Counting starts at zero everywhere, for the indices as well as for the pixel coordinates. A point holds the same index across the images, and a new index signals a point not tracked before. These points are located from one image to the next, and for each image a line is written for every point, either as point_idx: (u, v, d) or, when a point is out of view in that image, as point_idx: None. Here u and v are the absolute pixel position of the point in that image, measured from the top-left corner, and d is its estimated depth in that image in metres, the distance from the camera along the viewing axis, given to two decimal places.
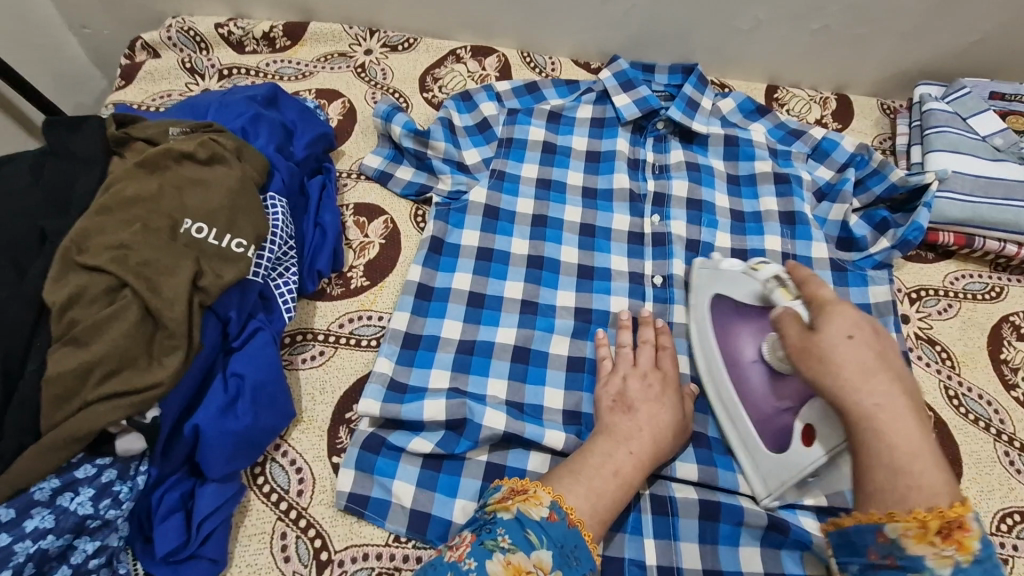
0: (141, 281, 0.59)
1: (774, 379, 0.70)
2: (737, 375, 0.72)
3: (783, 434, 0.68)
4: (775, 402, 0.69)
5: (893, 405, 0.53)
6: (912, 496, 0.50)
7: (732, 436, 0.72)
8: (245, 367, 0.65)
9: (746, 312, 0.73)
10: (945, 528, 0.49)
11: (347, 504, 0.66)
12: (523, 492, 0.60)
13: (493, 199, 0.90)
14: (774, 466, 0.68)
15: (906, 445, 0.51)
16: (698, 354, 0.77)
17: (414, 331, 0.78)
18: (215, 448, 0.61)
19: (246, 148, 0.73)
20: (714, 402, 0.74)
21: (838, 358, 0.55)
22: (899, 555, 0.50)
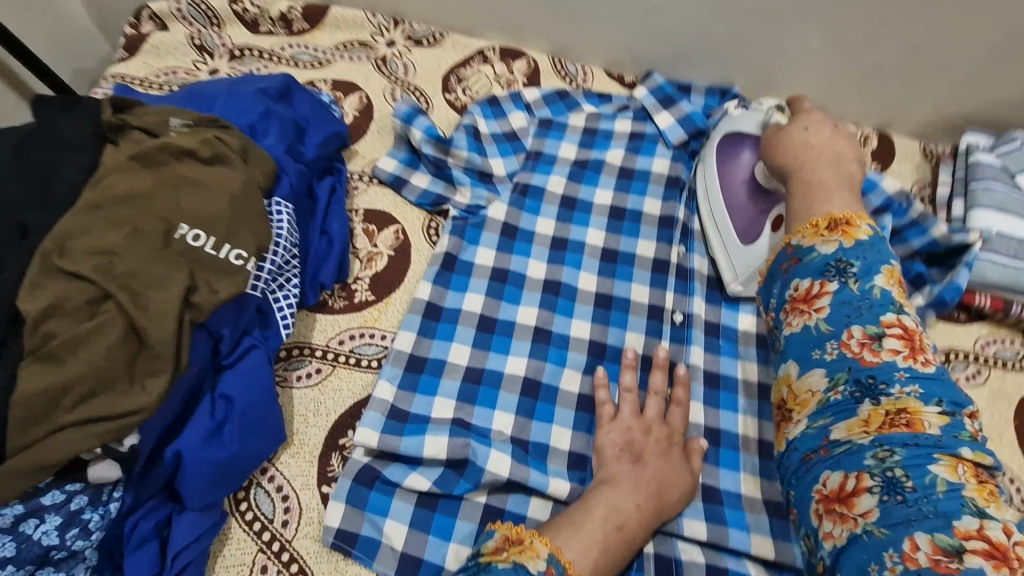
0: (127, 294, 0.54)
1: (759, 191, 0.81)
2: (727, 190, 0.83)
3: (758, 232, 0.79)
4: (755, 206, 0.81)
5: (823, 163, 0.70)
6: (814, 206, 0.67)
7: (715, 242, 0.84)
8: (235, 389, 0.60)
9: (745, 138, 0.84)
10: (834, 224, 0.64)
11: (335, 541, 0.62)
12: (518, 543, 0.56)
13: (512, 217, 0.85)
14: (745, 255, 0.80)
15: (816, 178, 0.69)
16: (700, 183, 0.88)
17: (418, 353, 0.74)
18: (195, 478, 0.56)
19: (252, 148, 0.67)
20: (704, 218, 0.86)
21: (792, 137, 0.72)
22: (798, 253, 0.64)
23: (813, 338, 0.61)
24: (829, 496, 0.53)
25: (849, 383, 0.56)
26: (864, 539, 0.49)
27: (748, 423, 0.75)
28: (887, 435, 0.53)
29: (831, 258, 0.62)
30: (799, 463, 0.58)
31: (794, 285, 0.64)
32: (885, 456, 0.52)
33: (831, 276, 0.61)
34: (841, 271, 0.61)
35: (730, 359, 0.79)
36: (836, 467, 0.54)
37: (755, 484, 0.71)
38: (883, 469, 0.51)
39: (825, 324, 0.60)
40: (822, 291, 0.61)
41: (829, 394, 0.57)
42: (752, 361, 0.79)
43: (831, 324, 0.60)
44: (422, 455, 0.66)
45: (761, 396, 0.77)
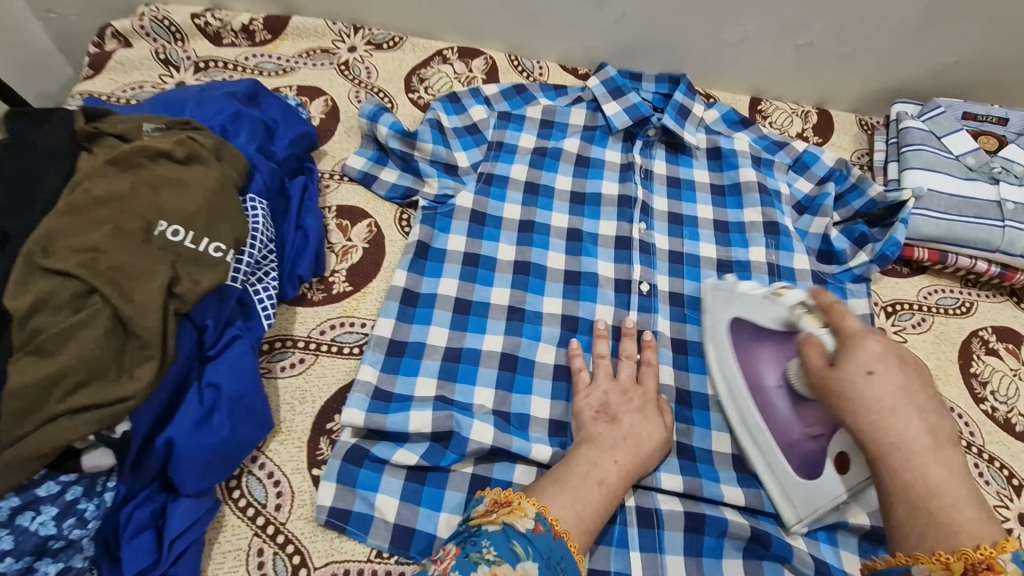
0: (113, 287, 0.56)
1: (803, 402, 0.70)
2: (760, 396, 0.73)
3: (815, 460, 0.69)
4: (801, 423, 0.70)
5: (919, 434, 0.52)
6: (948, 546, 0.47)
7: (761, 466, 0.72)
8: (222, 378, 0.62)
9: (765, 334, 0.75)
10: (970, 570, 0.46)
11: (328, 518, 0.64)
12: (507, 505, 0.59)
13: (480, 204, 0.88)
14: (804, 492, 0.68)
15: (933, 485, 0.50)
16: (719, 378, 0.77)
17: (398, 338, 0.76)
18: (189, 462, 0.58)
19: (225, 147, 0.69)
20: (735, 422, 0.75)
21: (859, 396, 0.55)
22: None
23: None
24: None
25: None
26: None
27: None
28: None
29: None
30: None
31: None
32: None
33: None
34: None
35: (696, 327, 0.84)
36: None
37: (726, 439, 0.76)
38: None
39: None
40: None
41: None
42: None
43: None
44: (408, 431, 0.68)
45: None
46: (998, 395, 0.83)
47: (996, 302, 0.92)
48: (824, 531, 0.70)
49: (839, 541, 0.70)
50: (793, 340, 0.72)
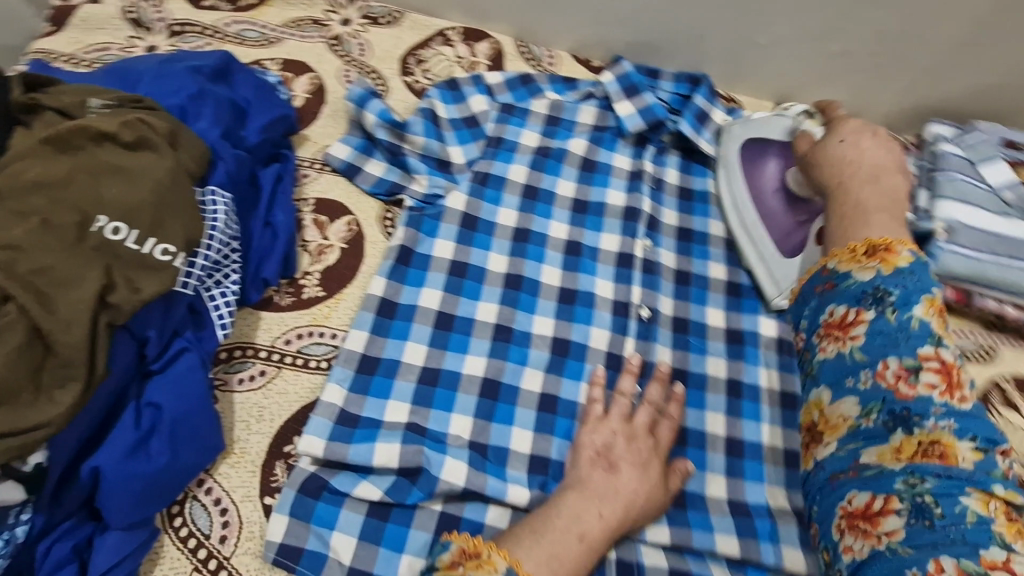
0: (30, 296, 0.48)
1: (792, 202, 0.82)
2: (759, 201, 0.83)
3: (796, 241, 0.80)
4: (790, 219, 0.81)
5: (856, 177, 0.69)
6: (854, 232, 0.63)
7: (752, 254, 0.82)
8: (164, 397, 0.55)
9: (770, 147, 0.85)
10: (871, 250, 0.60)
11: (277, 557, 0.58)
12: (475, 557, 0.52)
13: (472, 207, 0.81)
14: (790, 268, 0.79)
15: (867, 202, 0.65)
16: (726, 198, 0.86)
17: (371, 353, 0.70)
18: (118, 494, 0.52)
19: (182, 132, 0.61)
20: (734, 225, 0.84)
21: (830, 153, 0.71)
22: (835, 279, 0.61)
23: (847, 365, 0.57)
24: (853, 512, 0.51)
25: (883, 412, 0.53)
26: (885, 556, 0.47)
27: (715, 421, 0.73)
28: (920, 464, 0.50)
29: (869, 286, 0.58)
30: (826, 482, 0.54)
31: (829, 312, 0.60)
32: (916, 483, 0.49)
33: (867, 303, 0.58)
34: (878, 300, 0.57)
35: (699, 356, 0.77)
36: (865, 488, 0.52)
37: (721, 483, 0.70)
38: (912, 494, 0.49)
39: (859, 352, 0.56)
40: (857, 317, 0.58)
41: (859, 422, 0.54)
42: (720, 357, 0.77)
43: (866, 353, 0.56)
44: (373, 463, 0.62)
45: (730, 393, 0.75)
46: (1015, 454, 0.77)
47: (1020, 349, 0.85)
48: None
49: None
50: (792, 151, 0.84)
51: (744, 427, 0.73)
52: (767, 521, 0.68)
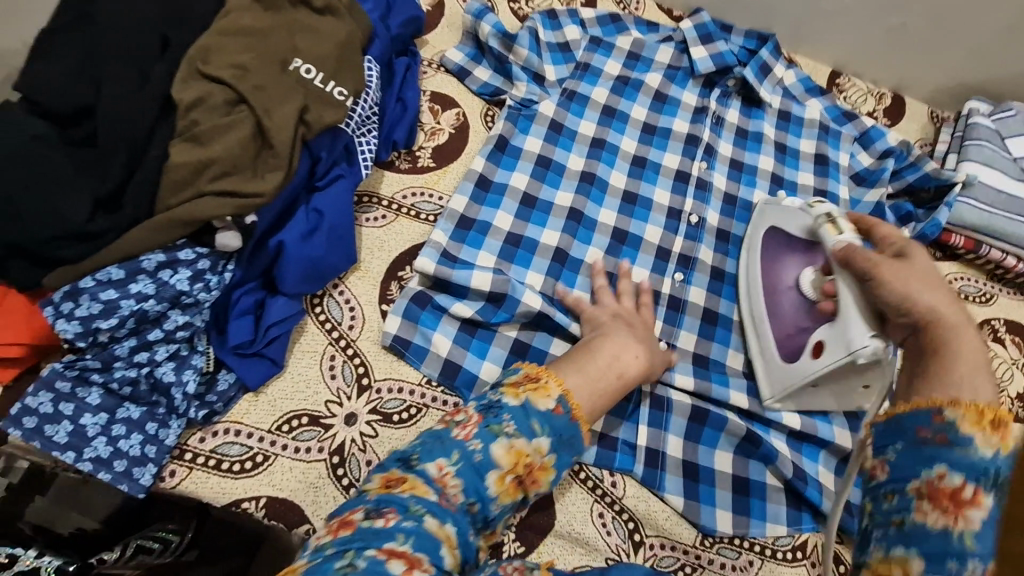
0: (257, 101, 0.65)
1: (803, 301, 0.79)
2: (770, 296, 0.82)
3: (795, 347, 0.78)
4: (797, 320, 0.79)
5: (927, 284, 0.57)
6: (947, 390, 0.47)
7: (754, 347, 0.83)
8: (326, 206, 0.72)
9: (793, 243, 0.82)
10: (996, 418, 0.45)
11: (392, 342, 0.75)
12: (535, 380, 0.60)
13: (559, 115, 0.95)
14: (781, 373, 0.78)
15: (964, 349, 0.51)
16: (744, 282, 0.87)
17: (469, 215, 0.85)
18: (293, 267, 0.69)
19: (357, 7, 0.76)
20: (744, 313, 0.85)
21: (917, 267, 0.60)
22: (952, 433, 0.45)
23: (950, 547, 0.41)
24: None
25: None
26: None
27: None
28: None
29: (993, 464, 0.44)
30: None
31: (935, 470, 0.44)
32: None
33: (987, 483, 0.43)
34: (995, 484, 0.43)
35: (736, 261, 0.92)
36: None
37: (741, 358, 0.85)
38: None
39: (971, 539, 0.42)
40: (975, 496, 0.43)
41: None
42: None
43: (977, 542, 0.41)
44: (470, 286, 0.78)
45: None
46: (994, 376, 0.90)
47: (1016, 299, 0.98)
48: (808, 448, 0.80)
49: (819, 459, 0.80)
50: (817, 248, 0.79)
51: None
52: None
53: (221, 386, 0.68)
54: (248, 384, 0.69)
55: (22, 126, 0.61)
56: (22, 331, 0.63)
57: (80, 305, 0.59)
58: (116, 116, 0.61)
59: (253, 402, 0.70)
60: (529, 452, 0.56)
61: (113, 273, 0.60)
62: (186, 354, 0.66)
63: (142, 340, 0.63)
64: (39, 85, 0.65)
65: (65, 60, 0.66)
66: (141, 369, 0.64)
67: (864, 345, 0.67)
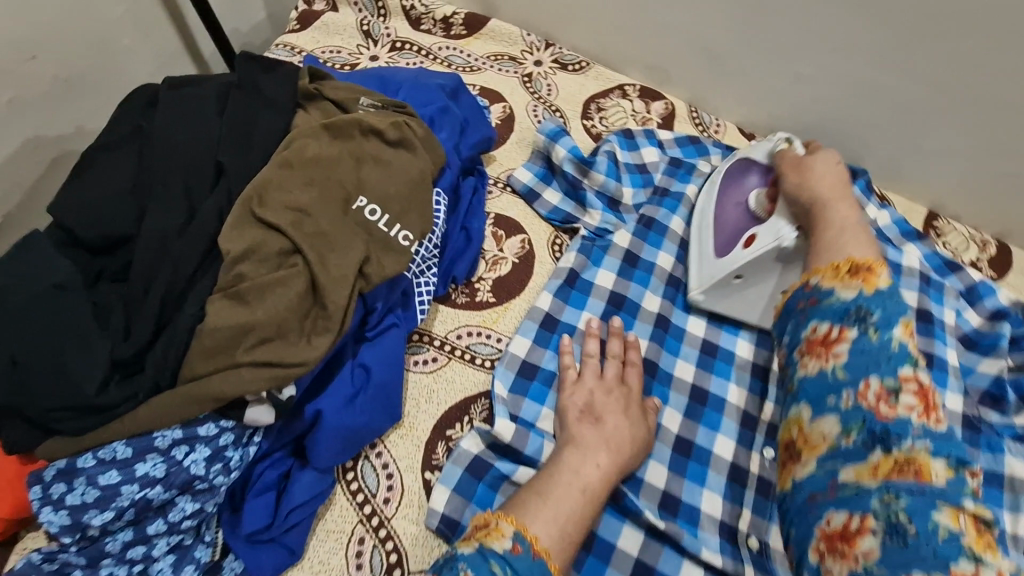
0: (314, 253, 0.56)
1: (747, 215, 0.79)
2: (719, 207, 0.83)
3: (730, 247, 0.79)
4: (739, 227, 0.79)
5: (829, 188, 0.68)
6: (833, 255, 0.58)
7: (693, 252, 0.84)
8: (374, 362, 0.62)
9: (752, 166, 0.81)
10: (854, 270, 0.53)
11: (438, 525, 0.62)
12: (484, 527, 0.54)
13: (636, 246, 0.85)
14: (712, 266, 0.80)
15: (846, 221, 0.64)
16: (699, 205, 0.88)
17: (531, 360, 0.75)
18: (330, 438, 0.58)
19: (433, 138, 0.69)
20: (694, 227, 0.86)
21: (813, 177, 0.69)
22: (817, 294, 0.54)
23: (826, 382, 0.49)
24: (831, 533, 0.44)
25: (864, 433, 0.46)
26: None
27: None
28: (895, 481, 0.43)
29: (851, 303, 0.51)
30: (803, 502, 0.47)
31: (810, 327, 0.53)
32: (891, 502, 0.43)
33: (849, 320, 0.50)
34: (860, 318, 0.50)
35: None
36: (842, 506, 0.45)
37: None
38: (884, 512, 0.42)
39: (841, 370, 0.49)
40: (841, 334, 0.50)
41: (840, 441, 0.47)
42: None
43: (847, 370, 0.48)
44: (540, 459, 0.67)
45: None
46: None
47: None
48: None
49: None
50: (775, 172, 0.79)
51: None
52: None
53: None
54: None
55: (47, 269, 0.54)
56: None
57: (73, 490, 0.50)
58: (156, 262, 0.55)
59: None
60: None
61: (119, 450, 0.51)
62: (190, 543, 0.54)
63: (140, 533, 0.52)
64: (71, 208, 0.58)
65: (108, 184, 0.60)
66: (133, 566, 0.52)
67: (788, 230, 0.72)
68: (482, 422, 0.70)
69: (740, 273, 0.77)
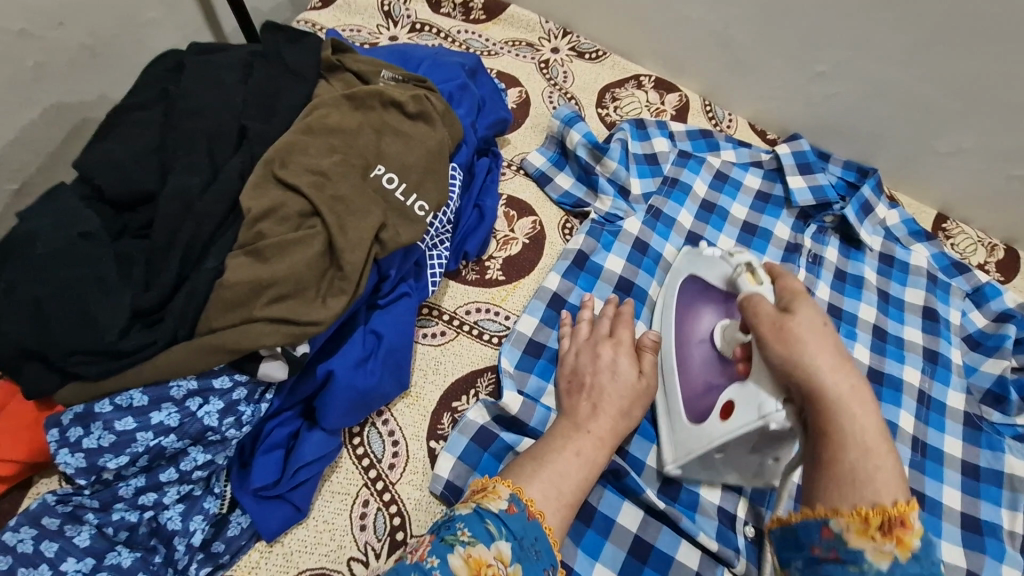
0: (333, 217, 0.57)
1: (715, 356, 0.68)
2: (682, 347, 0.71)
3: (704, 407, 0.67)
4: (712, 374, 0.68)
5: (817, 344, 0.51)
6: (841, 498, 0.47)
7: (660, 404, 0.71)
8: (385, 329, 0.63)
9: (709, 291, 0.71)
10: (885, 524, 0.45)
11: (442, 491, 0.64)
12: (480, 491, 0.57)
13: (644, 235, 0.86)
14: (687, 436, 0.67)
15: (851, 428, 0.48)
16: (657, 338, 0.75)
17: (539, 338, 0.75)
18: (338, 401, 0.59)
19: (451, 113, 0.70)
20: (656, 370, 0.73)
21: (800, 341, 0.52)
22: (840, 551, 0.46)
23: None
24: None
25: None
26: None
27: (951, 495, 0.77)
28: None
29: None
30: None
31: None
32: None
33: None
34: None
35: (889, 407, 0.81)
36: None
37: None
38: None
39: None
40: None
41: None
42: (910, 413, 0.81)
43: None
44: (543, 431, 0.68)
45: (916, 449, 0.79)
46: None
47: None
48: None
49: None
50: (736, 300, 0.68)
51: (928, 485, 0.77)
52: (999, 542, 0.74)
53: (231, 532, 0.57)
54: (262, 533, 0.57)
55: (72, 220, 0.55)
56: (18, 445, 0.54)
57: (89, 434, 0.51)
58: (178, 218, 0.56)
59: (266, 553, 0.58)
60: (491, 563, 0.50)
61: (136, 398, 0.52)
62: (199, 494, 0.56)
63: (152, 480, 0.54)
64: (94, 164, 0.59)
65: (132, 142, 0.61)
66: (143, 512, 0.54)
67: (774, 410, 0.56)
68: (488, 396, 0.71)
69: (720, 448, 0.64)
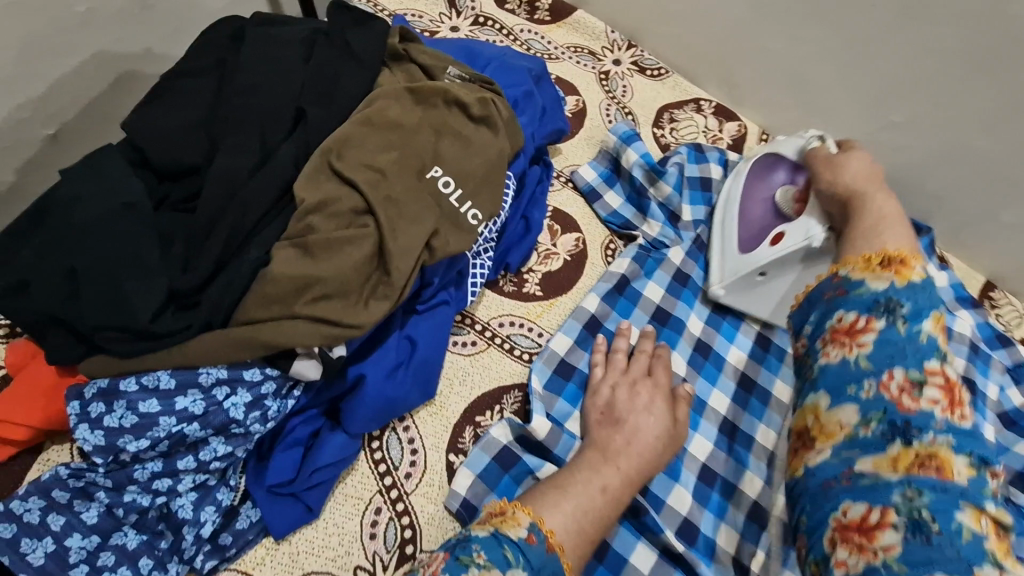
0: (386, 218, 0.55)
1: (772, 210, 0.78)
2: (745, 202, 0.81)
3: (754, 245, 0.78)
4: (766, 222, 0.78)
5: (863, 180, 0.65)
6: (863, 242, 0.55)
7: (716, 244, 0.83)
8: (420, 335, 0.61)
9: (780, 160, 0.80)
10: (886, 259, 0.49)
11: (458, 508, 0.62)
12: (500, 514, 0.53)
13: (687, 266, 0.83)
14: (735, 261, 0.79)
15: (878, 212, 0.59)
16: (723, 194, 0.86)
17: (570, 360, 0.73)
18: (366, 407, 0.58)
19: (514, 122, 0.67)
20: (717, 216, 0.85)
21: (845, 162, 0.68)
22: (846, 283, 0.49)
23: (847, 371, 0.45)
24: (847, 524, 0.39)
25: (884, 423, 0.41)
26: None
27: None
28: (917, 476, 0.39)
29: (881, 294, 0.46)
30: (816, 487, 0.43)
31: (835, 317, 0.48)
32: (912, 497, 0.38)
33: (879, 311, 0.46)
34: (889, 309, 0.46)
35: None
36: (859, 498, 0.40)
37: None
38: (907, 508, 0.38)
39: (865, 359, 0.44)
40: (868, 324, 0.46)
41: (858, 429, 0.42)
42: None
43: (872, 361, 0.44)
44: (566, 460, 0.67)
45: None
46: None
47: None
48: None
49: None
50: (802, 169, 0.78)
51: None
52: None
53: (240, 524, 0.55)
54: (272, 530, 0.56)
55: (119, 187, 0.53)
56: (33, 413, 0.53)
57: (112, 412, 0.49)
58: (225, 199, 0.54)
59: (271, 551, 0.57)
60: None
61: (162, 381, 0.50)
62: (213, 484, 0.54)
63: (169, 466, 0.52)
64: (145, 130, 0.57)
65: (186, 111, 0.59)
66: (156, 497, 0.52)
67: (820, 231, 0.70)
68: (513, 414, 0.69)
69: (764, 270, 0.77)
